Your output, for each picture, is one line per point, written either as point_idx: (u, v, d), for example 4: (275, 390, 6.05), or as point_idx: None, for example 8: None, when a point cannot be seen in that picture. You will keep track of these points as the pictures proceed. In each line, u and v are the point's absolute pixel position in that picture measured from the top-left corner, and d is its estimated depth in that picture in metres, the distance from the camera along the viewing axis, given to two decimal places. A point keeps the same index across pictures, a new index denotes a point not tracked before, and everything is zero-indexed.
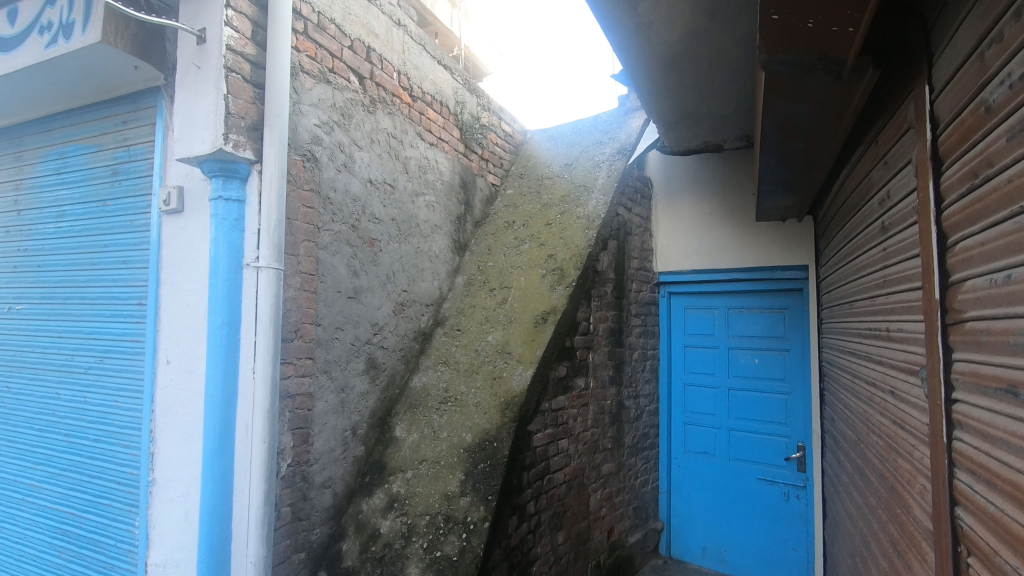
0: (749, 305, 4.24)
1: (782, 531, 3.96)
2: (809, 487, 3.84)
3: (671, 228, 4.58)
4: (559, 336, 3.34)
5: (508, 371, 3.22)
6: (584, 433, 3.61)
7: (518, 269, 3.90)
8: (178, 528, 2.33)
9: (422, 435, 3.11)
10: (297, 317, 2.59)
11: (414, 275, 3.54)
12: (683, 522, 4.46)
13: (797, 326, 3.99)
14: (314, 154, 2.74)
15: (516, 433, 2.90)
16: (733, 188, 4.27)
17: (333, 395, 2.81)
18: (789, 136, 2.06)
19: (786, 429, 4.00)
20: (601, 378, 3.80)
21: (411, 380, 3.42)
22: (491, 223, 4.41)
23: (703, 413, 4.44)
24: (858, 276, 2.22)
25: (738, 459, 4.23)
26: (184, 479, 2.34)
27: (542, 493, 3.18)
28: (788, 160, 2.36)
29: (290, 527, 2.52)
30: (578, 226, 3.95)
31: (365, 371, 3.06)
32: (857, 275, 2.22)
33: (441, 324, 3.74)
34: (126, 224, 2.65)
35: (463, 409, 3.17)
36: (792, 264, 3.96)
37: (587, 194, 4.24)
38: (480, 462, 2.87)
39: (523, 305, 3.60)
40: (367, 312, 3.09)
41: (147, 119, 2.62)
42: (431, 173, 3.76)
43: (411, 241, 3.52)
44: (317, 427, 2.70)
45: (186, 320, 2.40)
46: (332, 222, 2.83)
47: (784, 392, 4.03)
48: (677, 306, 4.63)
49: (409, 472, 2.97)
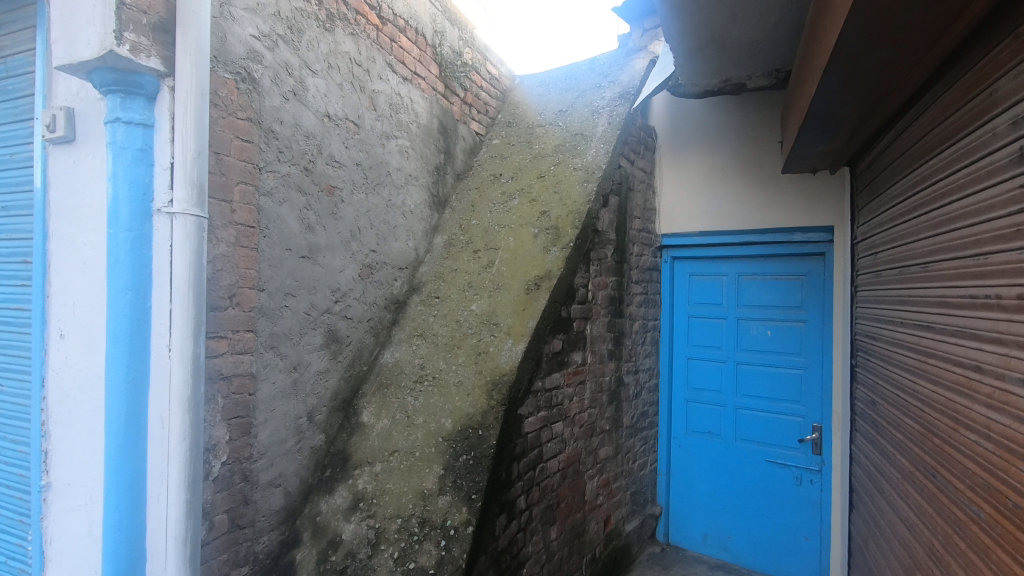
0: (763, 271, 3.80)
1: (793, 518, 3.62)
2: (825, 472, 3.48)
3: (678, 184, 4.09)
4: (554, 305, 2.86)
5: (495, 346, 2.75)
6: (581, 415, 3.19)
7: (506, 228, 3.39)
8: (79, 544, 1.84)
9: (394, 421, 2.64)
10: (232, 280, 2.06)
11: (384, 233, 3.01)
12: (683, 507, 4.11)
13: (818, 295, 3.56)
14: (251, 73, 2.15)
15: (505, 418, 2.45)
16: (750, 138, 3.77)
17: (283, 375, 2.31)
18: (879, 30, 1.61)
19: (800, 408, 3.62)
20: (600, 352, 3.36)
21: (380, 355, 2.92)
22: (475, 176, 3.87)
23: (707, 389, 4.05)
24: (948, 227, 1.79)
25: (745, 440, 3.85)
26: (85, 484, 1.83)
27: (534, 485, 2.75)
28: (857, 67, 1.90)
29: (228, 539, 2.05)
30: (575, 179, 3.45)
31: (325, 345, 2.56)
32: (948, 226, 1.79)
33: (417, 289, 3.23)
34: (6, 159, 2.06)
35: (443, 390, 2.69)
36: (814, 225, 3.51)
37: (585, 142, 3.71)
38: (462, 453, 2.42)
39: (512, 269, 3.11)
40: (326, 276, 2.56)
41: (27, 21, 2.01)
42: (404, 113, 3.20)
43: (381, 192, 2.97)
44: (263, 415, 2.20)
45: (81, 283, 1.85)
46: (278, 163, 2.28)
47: (800, 368, 3.63)
48: (681, 273, 4.19)
49: (377, 465, 2.50)
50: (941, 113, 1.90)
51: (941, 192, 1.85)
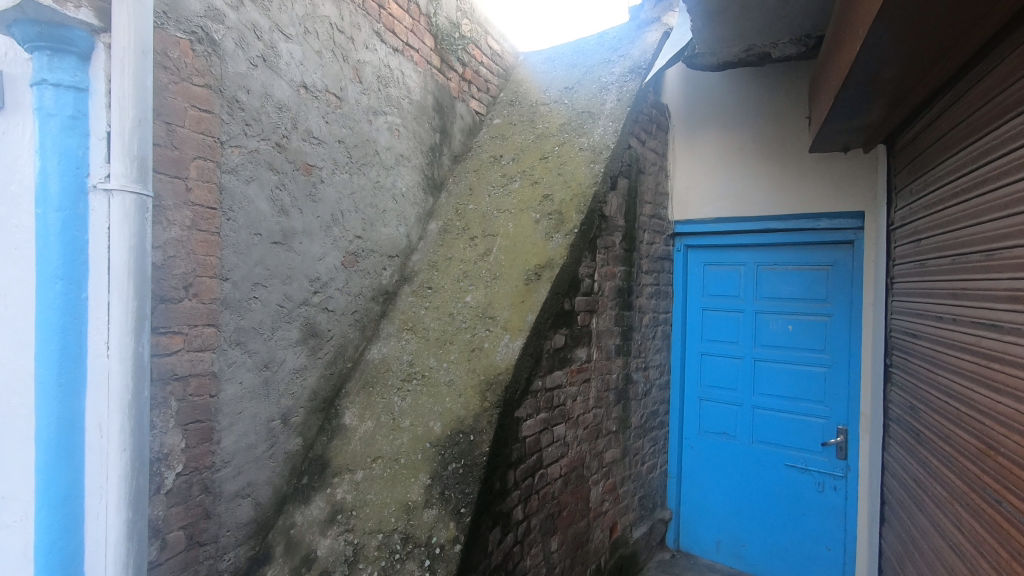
0: (784, 261, 3.51)
1: (815, 527, 3.36)
2: (850, 478, 3.21)
3: (692, 167, 3.80)
4: (555, 297, 2.60)
5: (491, 342, 2.50)
6: (585, 416, 2.94)
7: (506, 212, 3.13)
8: (12, 567, 1.62)
9: (378, 424, 2.41)
10: (188, 268, 1.82)
11: (371, 218, 2.76)
12: (694, 512, 3.86)
13: (844, 287, 3.27)
14: (211, 34, 1.90)
15: (499, 423, 2.21)
16: (772, 116, 3.46)
17: (252, 374, 2.08)
18: None
19: (824, 409, 3.34)
20: (606, 348, 3.10)
21: (367, 351, 2.68)
22: (474, 158, 3.61)
23: (722, 387, 3.78)
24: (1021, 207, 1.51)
25: (762, 442, 3.59)
26: (17, 499, 1.61)
27: (533, 494, 2.51)
28: (913, 21, 1.61)
29: (185, 558, 1.83)
30: (581, 159, 3.17)
31: (302, 341, 2.32)
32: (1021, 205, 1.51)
33: (408, 279, 2.99)
34: None
35: (433, 390, 2.45)
36: (841, 211, 3.22)
37: (592, 121, 3.43)
38: (451, 461, 2.18)
39: (510, 257, 2.85)
40: (303, 264, 2.32)
41: None
42: (393, 87, 2.94)
43: (367, 172, 2.72)
44: (227, 419, 1.97)
45: (9, 270, 1.61)
46: (244, 137, 2.03)
47: (823, 365, 3.35)
48: (696, 263, 3.91)
49: (359, 473, 2.27)
50: (1011, 73, 1.60)
51: (1010, 167, 1.57)
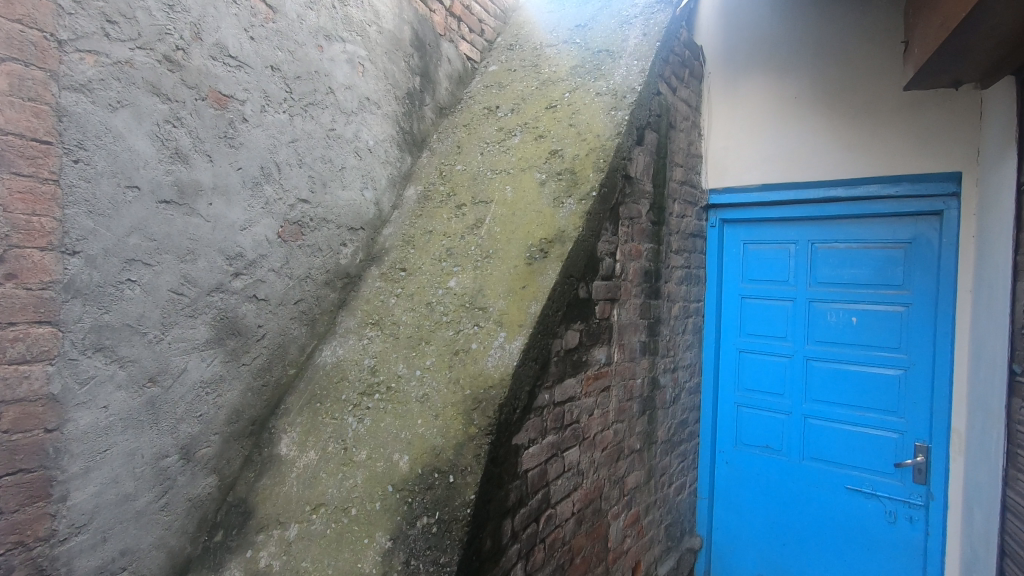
0: (848, 237, 2.83)
1: (884, 566, 2.72)
2: (932, 509, 2.57)
3: (731, 123, 3.12)
4: (568, 281, 1.94)
5: (480, 343, 1.83)
6: (604, 434, 2.28)
7: (503, 172, 2.44)
8: None
9: (326, 455, 1.75)
10: None
11: (326, 177, 2.06)
12: (729, 539, 3.23)
13: (928, 269, 2.59)
14: None
15: (489, 458, 1.56)
16: (837, 57, 2.77)
17: (126, 395, 1.43)
18: None
19: (897, 422, 2.68)
20: (629, 347, 2.44)
21: (316, 353, 2.01)
22: (464, 111, 2.91)
23: (765, 392, 3.12)
24: None
25: (816, 460, 2.94)
26: None
27: (537, 545, 1.85)
28: None
29: None
30: (599, 106, 2.48)
31: (214, 341, 1.66)
32: None
33: (377, 259, 2.30)
34: None
35: (401, 408, 1.79)
36: (930, 172, 2.53)
37: (611, 60, 2.73)
38: (422, 514, 1.53)
39: (508, 229, 2.17)
40: (215, 235, 1.65)
41: None
42: (355, 8, 2.25)
43: (317, 115, 2.03)
44: (79, 463, 1.34)
45: None
46: (105, 41, 1.37)
47: (898, 368, 2.68)
48: (733, 242, 3.24)
49: (292, 529, 1.62)
50: None
51: None
